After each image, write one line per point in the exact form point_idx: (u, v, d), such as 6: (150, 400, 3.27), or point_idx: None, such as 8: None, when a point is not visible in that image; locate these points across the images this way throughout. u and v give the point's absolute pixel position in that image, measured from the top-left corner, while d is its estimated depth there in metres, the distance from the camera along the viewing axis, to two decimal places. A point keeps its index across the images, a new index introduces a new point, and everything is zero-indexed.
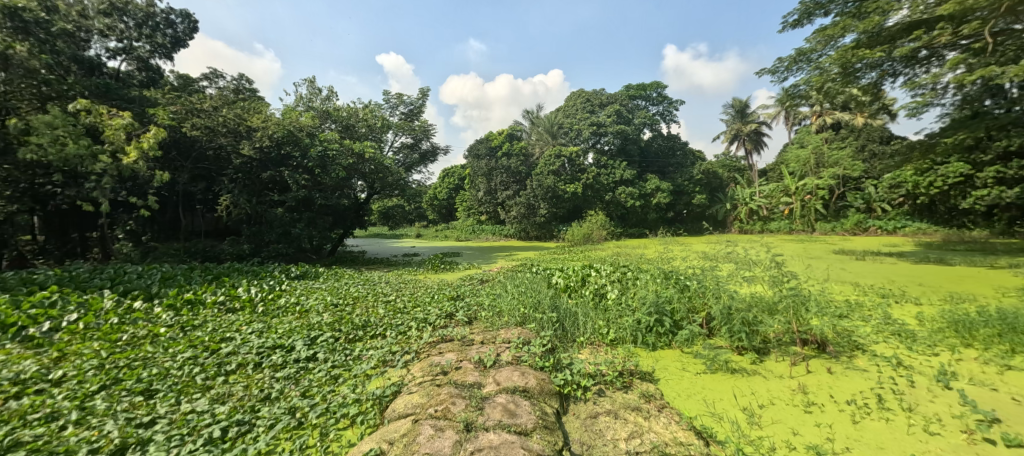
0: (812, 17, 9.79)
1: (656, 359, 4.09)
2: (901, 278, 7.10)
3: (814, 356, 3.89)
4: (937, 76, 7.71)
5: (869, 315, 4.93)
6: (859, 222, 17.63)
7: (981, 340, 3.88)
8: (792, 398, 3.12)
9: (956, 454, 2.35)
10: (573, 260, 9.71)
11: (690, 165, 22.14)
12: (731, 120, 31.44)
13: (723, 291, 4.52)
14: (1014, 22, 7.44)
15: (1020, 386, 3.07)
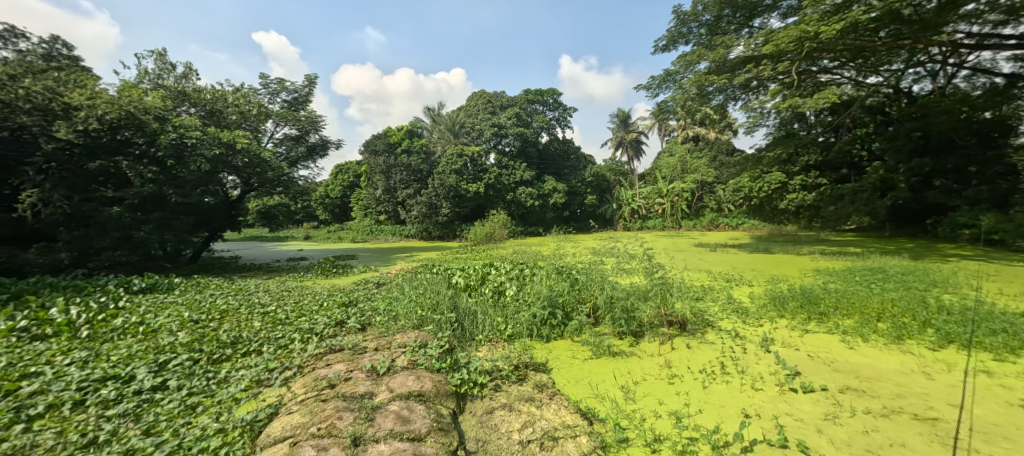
0: (676, 44, 11.38)
1: (549, 350, 4.40)
2: (741, 265, 8.67)
3: (677, 335, 4.56)
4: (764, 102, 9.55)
5: (718, 296, 5.95)
6: (712, 220, 21.13)
7: (790, 310, 4.98)
8: (659, 373, 3.65)
9: (772, 403, 3.01)
10: (475, 260, 9.82)
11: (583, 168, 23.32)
12: (615, 129, 34.74)
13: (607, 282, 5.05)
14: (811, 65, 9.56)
15: (813, 345, 4.04)
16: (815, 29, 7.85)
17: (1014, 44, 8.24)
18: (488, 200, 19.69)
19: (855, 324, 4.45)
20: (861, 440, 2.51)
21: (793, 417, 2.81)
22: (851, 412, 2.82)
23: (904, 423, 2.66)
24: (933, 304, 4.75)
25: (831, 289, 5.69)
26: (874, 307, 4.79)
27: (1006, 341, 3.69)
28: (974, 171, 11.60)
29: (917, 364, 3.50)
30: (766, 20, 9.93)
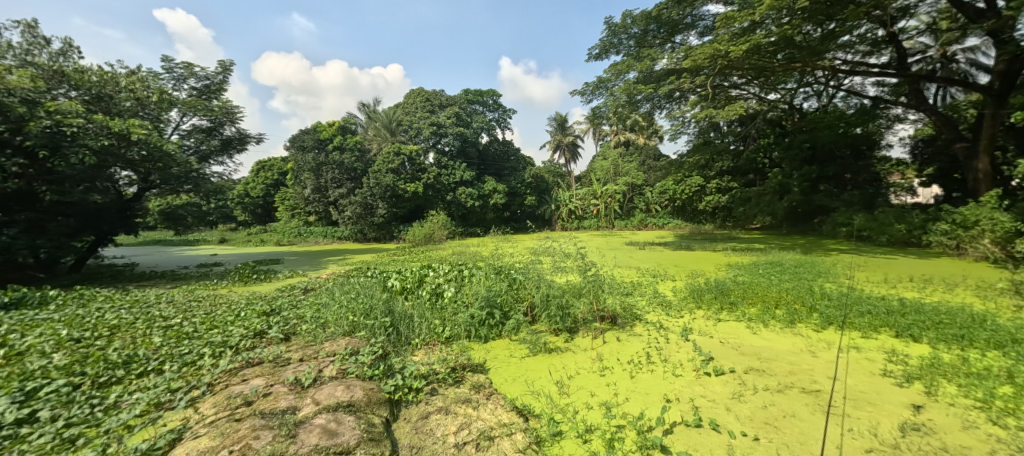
0: (608, 54, 11.94)
1: (487, 350, 4.41)
2: (666, 261, 9.33)
3: (608, 329, 4.78)
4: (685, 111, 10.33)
5: (645, 291, 6.35)
6: (642, 220, 22.46)
7: (707, 302, 5.44)
8: (592, 366, 3.81)
9: (690, 387, 3.28)
10: (414, 262, 9.54)
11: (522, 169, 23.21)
12: (553, 132, 35.70)
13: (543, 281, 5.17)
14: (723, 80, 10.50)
15: (725, 332, 4.46)
16: (727, 48, 8.67)
17: (877, 70, 9.74)
18: (427, 201, 19.18)
19: (758, 311, 4.99)
20: (761, 414, 2.82)
21: (706, 398, 3.09)
22: (754, 390, 3.15)
23: (794, 396, 3.03)
24: (821, 292, 5.45)
25: (741, 281, 6.33)
26: (773, 296, 5.41)
27: (871, 320, 4.36)
28: (850, 177, 13.49)
29: (806, 344, 4.01)
30: (685, 38, 10.79)
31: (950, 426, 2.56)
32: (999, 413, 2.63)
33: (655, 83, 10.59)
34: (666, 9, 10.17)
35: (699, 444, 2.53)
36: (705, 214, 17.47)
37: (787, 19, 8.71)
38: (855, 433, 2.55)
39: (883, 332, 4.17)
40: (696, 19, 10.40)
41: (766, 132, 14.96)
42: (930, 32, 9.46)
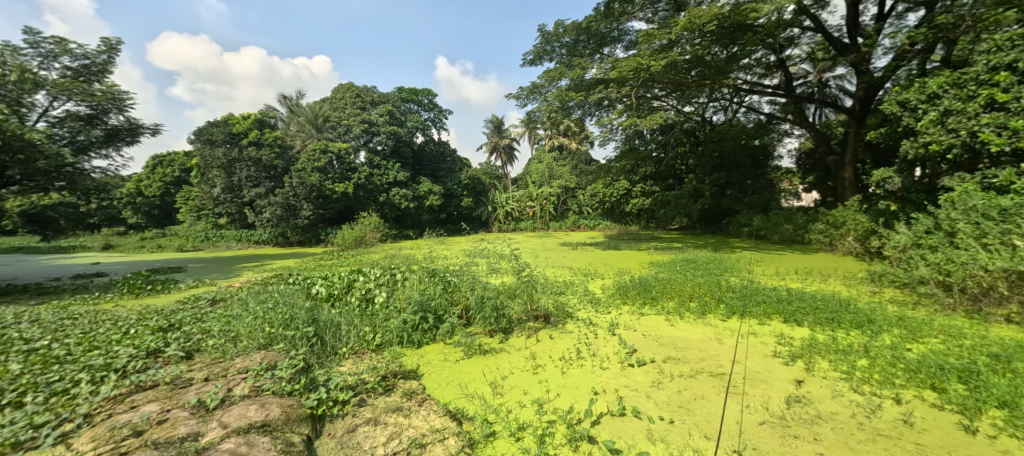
0: (542, 61, 12.26)
1: (421, 355, 4.31)
2: (596, 261, 9.81)
3: (542, 327, 4.91)
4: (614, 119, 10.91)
5: (577, 289, 6.62)
6: (574, 221, 23.27)
7: (632, 298, 5.81)
8: (525, 365, 3.90)
9: (615, 378, 3.50)
10: (345, 267, 9.02)
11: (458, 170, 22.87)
12: (489, 134, 35.83)
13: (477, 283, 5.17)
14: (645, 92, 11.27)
15: (647, 325, 4.80)
16: (648, 62, 9.33)
17: (770, 90, 11.09)
18: (359, 201, 18.21)
19: (675, 305, 5.45)
20: (676, 399, 3.08)
21: (629, 387, 3.31)
22: (671, 377, 3.43)
23: (704, 380, 3.35)
24: (727, 285, 6.07)
25: (661, 278, 6.84)
26: (688, 290, 5.93)
27: (766, 309, 4.95)
28: (750, 183, 15.16)
29: (714, 332, 4.45)
30: (613, 50, 11.39)
31: (824, 396, 3.00)
32: (859, 381, 3.13)
33: (585, 91, 11.08)
34: (594, 22, 10.86)
35: (623, 431, 2.71)
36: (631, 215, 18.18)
37: (698, 39, 9.61)
38: (752, 409, 2.88)
39: (775, 318, 4.77)
40: (622, 33, 11.08)
41: (682, 141, 16.32)
42: (809, 60, 10.98)
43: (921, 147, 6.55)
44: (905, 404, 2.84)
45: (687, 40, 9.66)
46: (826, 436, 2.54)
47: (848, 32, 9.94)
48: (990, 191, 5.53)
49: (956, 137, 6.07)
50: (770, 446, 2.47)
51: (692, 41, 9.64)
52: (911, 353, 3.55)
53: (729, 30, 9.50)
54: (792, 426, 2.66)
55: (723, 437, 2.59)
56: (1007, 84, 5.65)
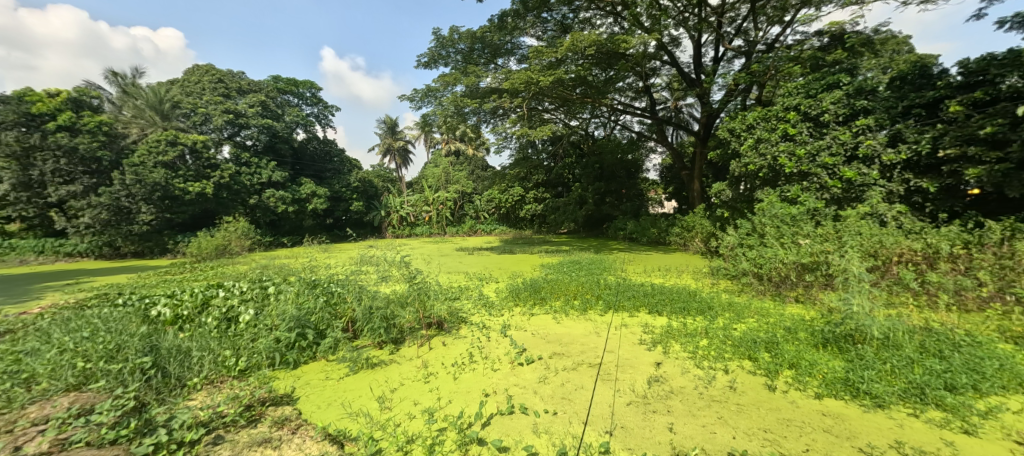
0: (437, 64, 12.23)
1: (298, 377, 4.02)
2: (490, 265, 10.12)
3: (435, 335, 4.97)
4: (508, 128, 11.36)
5: (471, 294, 6.78)
6: (471, 226, 23.26)
7: (523, 299, 6.16)
8: (416, 374, 3.92)
9: (505, 377, 3.73)
10: (202, 281, 7.76)
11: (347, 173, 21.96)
12: (381, 135, 34.27)
13: (364, 291, 5.01)
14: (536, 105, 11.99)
15: (535, 325, 5.15)
16: (538, 77, 9.94)
17: (639, 112, 12.69)
18: (221, 205, 15.97)
19: (561, 303, 5.95)
20: (559, 392, 3.40)
21: (518, 386, 3.56)
22: (555, 372, 3.76)
23: (583, 371, 3.75)
24: (604, 284, 6.81)
25: (550, 279, 7.38)
26: (572, 289, 6.51)
27: (634, 302, 5.69)
28: (625, 192, 17.08)
29: (593, 326, 4.99)
30: (506, 62, 11.89)
31: (675, 374, 3.59)
32: (701, 358, 3.81)
33: (480, 99, 11.35)
34: (488, 33, 11.22)
35: (511, 429, 2.91)
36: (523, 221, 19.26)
37: (580, 61, 10.60)
38: (621, 392, 3.33)
39: (642, 310, 5.52)
40: (514, 47, 11.66)
41: (569, 152, 17.74)
42: (668, 89, 12.83)
43: (744, 166, 8.13)
44: (730, 373, 3.53)
45: (571, 60, 10.54)
46: (676, 407, 3.04)
47: (695, 69, 11.89)
48: (787, 202, 7.14)
49: (765, 160, 7.68)
50: (635, 423, 2.87)
51: (576, 62, 10.56)
52: (736, 331, 4.44)
53: (606, 56, 10.69)
54: (652, 402, 3.12)
55: (598, 421, 2.93)
56: (796, 120, 7.36)
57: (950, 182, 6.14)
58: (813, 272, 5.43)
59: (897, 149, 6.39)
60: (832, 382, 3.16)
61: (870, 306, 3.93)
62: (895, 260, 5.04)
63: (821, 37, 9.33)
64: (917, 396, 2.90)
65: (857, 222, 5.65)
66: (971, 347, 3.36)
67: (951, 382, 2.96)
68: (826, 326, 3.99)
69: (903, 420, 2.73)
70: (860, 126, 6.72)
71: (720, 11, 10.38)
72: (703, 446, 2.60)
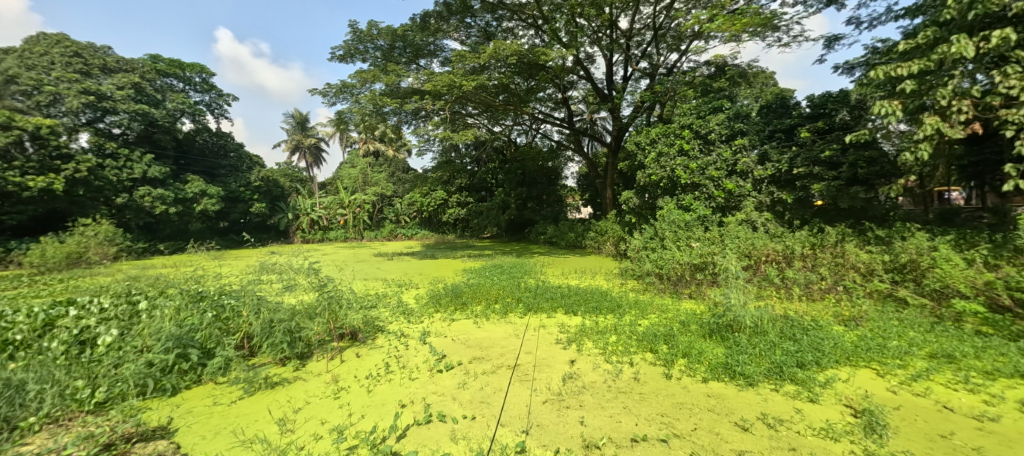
0: (353, 59, 11.71)
1: (176, 405, 3.38)
2: (410, 271, 9.90)
3: (348, 346, 4.74)
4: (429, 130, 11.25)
5: (389, 302, 6.56)
6: (391, 230, 22.33)
7: (444, 306, 6.13)
8: (324, 391, 3.62)
9: (421, 386, 3.64)
10: (46, 297, 6.36)
11: (245, 170, 19.89)
12: (290, 130, 31.83)
13: (263, 303, 4.43)
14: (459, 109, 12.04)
15: (455, 331, 5.15)
16: (460, 81, 9.98)
17: (558, 122, 13.33)
18: (76, 205, 13.06)
19: (482, 308, 6.04)
20: (478, 396, 3.37)
21: (436, 393, 3.47)
22: (475, 376, 3.76)
23: (502, 374, 3.79)
24: (524, 287, 7.04)
25: (472, 284, 7.44)
26: (493, 293, 6.64)
27: (552, 304, 5.98)
28: (545, 198, 17.79)
29: (512, 329, 5.14)
30: (428, 63, 11.76)
31: (588, 369, 3.78)
32: (610, 354, 4.07)
33: (402, 99, 11.10)
34: (410, 33, 10.95)
35: (428, 438, 2.76)
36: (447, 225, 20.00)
37: (503, 69, 10.86)
38: (538, 390, 3.38)
39: (559, 311, 5.83)
40: (437, 49, 11.58)
41: (493, 157, 18.24)
42: (584, 102, 13.61)
43: (648, 176, 8.92)
44: (635, 365, 3.80)
45: (494, 67, 10.75)
46: (588, 401, 3.13)
47: (608, 86, 12.82)
48: (682, 209, 7.99)
49: (665, 171, 8.50)
50: (550, 420, 2.89)
51: (499, 69, 10.79)
52: (640, 327, 4.88)
53: (527, 66, 11.09)
54: (566, 399, 3.19)
55: (514, 421, 2.92)
56: (690, 137, 8.30)
57: (802, 195, 7.46)
58: (702, 271, 6.20)
59: (765, 167, 7.65)
60: (716, 368, 3.55)
61: (745, 300, 4.57)
62: (764, 259, 6.01)
63: (709, 66, 10.69)
64: (779, 374, 3.37)
65: (736, 227, 6.54)
66: (815, 330, 4.11)
67: (802, 359, 3.54)
68: (711, 319, 4.57)
69: (767, 394, 3.15)
70: (738, 146, 7.86)
71: (628, 35, 11.35)
72: (611, 436, 2.66)
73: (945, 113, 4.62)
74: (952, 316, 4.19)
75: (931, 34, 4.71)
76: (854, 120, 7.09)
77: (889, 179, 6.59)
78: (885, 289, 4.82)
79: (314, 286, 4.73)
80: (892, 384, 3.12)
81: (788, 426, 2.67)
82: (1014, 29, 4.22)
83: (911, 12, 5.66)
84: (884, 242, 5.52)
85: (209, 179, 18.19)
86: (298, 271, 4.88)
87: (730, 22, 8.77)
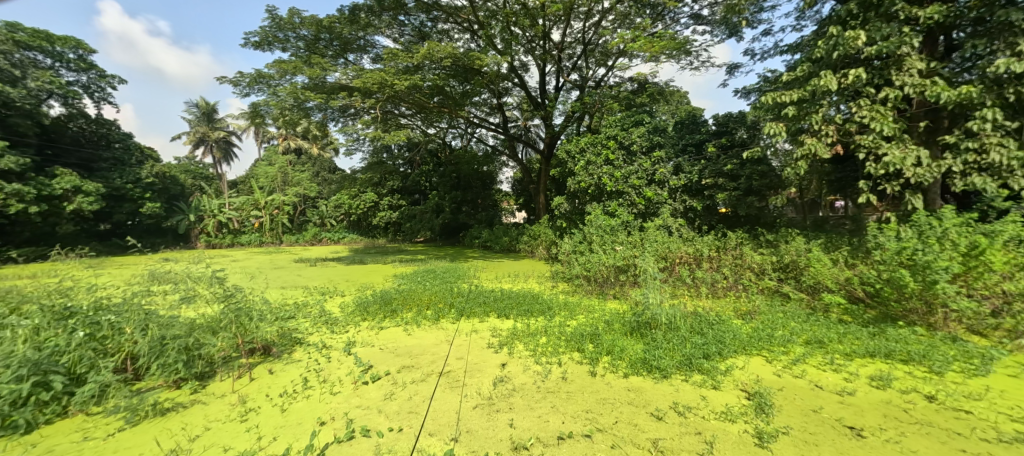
0: (272, 47, 10.88)
1: (32, 445, 2.62)
2: (335, 278, 9.40)
3: (259, 363, 4.08)
4: (358, 129, 10.83)
5: (310, 311, 6.16)
6: (315, 234, 20.88)
7: (371, 314, 5.91)
8: (230, 413, 3.05)
9: (345, 401, 3.27)
10: None
11: (137, 165, 15.99)
12: (194, 122, 28.82)
13: (154, 318, 3.56)
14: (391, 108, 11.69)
15: (382, 339, 4.94)
16: (392, 80, 9.71)
17: (493, 127, 13.50)
18: None
19: (413, 315, 5.93)
20: (406, 406, 3.17)
21: (360, 407, 3.16)
22: (402, 386, 3.54)
23: (431, 382, 3.65)
24: (457, 292, 6.98)
25: (402, 290, 7.25)
26: (425, 299, 6.54)
27: (484, 309, 6.01)
28: (479, 202, 17.89)
29: (444, 335, 5.10)
30: (358, 58, 11.31)
31: (518, 375, 3.77)
32: (540, 355, 4.21)
33: (328, 95, 10.48)
34: (337, 25, 10.43)
35: None
36: (377, 228, 19.46)
37: (437, 71, 10.78)
38: (468, 396, 3.34)
39: (491, 315, 5.91)
40: (367, 44, 11.18)
41: (426, 160, 18.05)
42: (518, 109, 13.88)
43: (577, 183, 9.33)
44: (562, 365, 3.96)
45: (429, 68, 10.64)
46: (517, 403, 3.18)
47: (541, 94, 13.23)
48: (608, 215, 8.49)
49: (593, 179, 8.96)
50: (479, 425, 2.87)
51: (433, 71, 10.70)
52: (569, 327, 5.10)
53: (463, 69, 11.07)
54: (496, 402, 3.20)
55: (442, 430, 2.82)
56: (615, 148, 8.85)
57: (709, 203, 8.34)
58: (625, 273, 6.64)
59: (678, 177, 8.38)
60: (635, 363, 3.83)
61: (661, 299, 4.98)
62: (678, 260, 6.63)
63: (632, 82, 11.55)
64: (688, 365, 3.74)
65: (654, 232, 7.11)
66: (718, 325, 4.60)
67: (707, 351, 3.94)
68: (633, 317, 4.93)
69: (679, 385, 3.46)
70: (657, 157, 8.55)
71: (560, 47, 11.83)
72: (538, 436, 2.73)
73: (816, 135, 5.45)
74: (823, 306, 4.94)
75: (807, 68, 5.53)
76: (750, 137, 8.19)
77: (776, 190, 7.62)
78: (773, 285, 5.55)
79: (217, 297, 3.86)
80: (778, 369, 3.61)
81: (694, 412, 2.97)
82: (865, 68, 5.11)
83: (792, 48, 6.59)
84: (772, 246, 6.35)
85: (85, 173, 14.40)
86: (196, 281, 3.97)
87: (649, 45, 9.54)
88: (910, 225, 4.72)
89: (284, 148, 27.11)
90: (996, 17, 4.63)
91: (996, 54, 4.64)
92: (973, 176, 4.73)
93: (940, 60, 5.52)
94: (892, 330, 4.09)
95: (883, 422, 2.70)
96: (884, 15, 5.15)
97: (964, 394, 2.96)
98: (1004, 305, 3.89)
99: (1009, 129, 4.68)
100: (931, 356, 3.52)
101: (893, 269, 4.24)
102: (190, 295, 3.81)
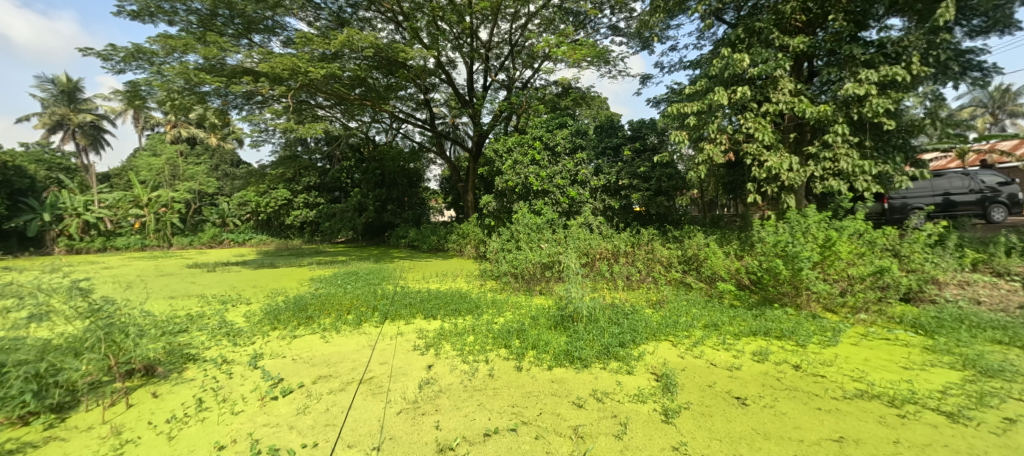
0: (156, 20, 9.54)
1: None
2: (239, 284, 8.53)
3: (139, 386, 3.60)
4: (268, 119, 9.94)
5: (208, 322, 5.59)
6: (214, 236, 18.55)
7: (282, 323, 5.50)
8: (100, 447, 2.68)
9: (249, 419, 3.03)
10: None
11: None
12: (51, 102, 24.59)
13: None
14: (309, 97, 10.87)
15: (295, 350, 4.60)
16: (306, 67, 9.02)
17: (419, 123, 13.19)
18: None
19: (332, 320, 5.63)
20: (322, 419, 3.01)
21: (267, 426, 2.94)
22: (318, 398, 3.36)
23: (350, 392, 3.50)
24: (379, 294, 6.77)
25: (320, 294, 6.82)
26: (345, 303, 6.23)
27: (410, 310, 5.90)
28: (406, 200, 17.51)
29: (365, 341, 4.90)
30: (266, 40, 10.35)
31: (445, 376, 3.76)
32: (467, 354, 4.24)
33: (227, 79, 9.51)
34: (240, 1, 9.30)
35: None
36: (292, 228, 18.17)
37: (358, 61, 10.27)
38: (393, 403, 3.27)
39: (418, 317, 5.81)
40: (276, 26, 10.23)
41: (347, 154, 17.23)
42: (445, 106, 13.70)
43: (505, 182, 9.46)
44: (489, 362, 4.05)
45: (349, 58, 10.09)
46: (443, 405, 3.21)
47: (467, 92, 13.27)
48: (534, 213, 8.79)
49: (520, 178, 9.14)
50: (403, 431, 2.83)
51: (353, 61, 10.21)
52: (496, 325, 5.19)
53: (386, 61, 10.69)
54: (421, 406, 3.19)
55: (362, 440, 2.74)
56: (540, 149, 9.14)
57: (625, 202, 8.96)
58: (550, 269, 6.95)
59: (598, 177, 8.98)
60: (559, 355, 4.03)
61: (582, 293, 5.28)
62: (598, 256, 7.08)
63: (557, 86, 12.09)
64: (606, 354, 4.01)
65: (577, 229, 7.49)
66: (632, 315, 4.98)
67: (623, 340, 4.25)
68: (557, 312, 5.15)
69: (597, 373, 3.71)
70: (579, 159, 9.00)
71: (487, 46, 11.93)
72: (464, 435, 2.77)
73: (713, 143, 6.15)
74: (718, 294, 5.63)
75: (704, 84, 6.19)
76: (659, 142, 9.14)
77: (681, 191, 8.57)
78: (679, 277, 6.19)
79: (80, 313, 3.30)
80: (681, 351, 4.04)
81: (611, 397, 3.22)
82: (750, 86, 5.86)
83: (693, 64, 7.32)
84: (677, 241, 7.08)
85: None
86: (48, 294, 3.33)
87: (572, 51, 10.05)
88: (783, 222, 5.50)
89: (173, 138, 23.96)
90: (844, 50, 5.59)
91: (845, 81, 5.59)
92: (830, 180, 5.68)
93: (805, 82, 6.48)
94: (770, 312, 4.77)
95: (762, 391, 3.15)
96: (764, 41, 5.97)
97: (821, 362, 3.57)
98: (848, 286, 4.72)
99: (853, 143, 5.69)
100: (797, 332, 4.18)
101: (771, 259, 4.91)
102: (43, 312, 3.18)
